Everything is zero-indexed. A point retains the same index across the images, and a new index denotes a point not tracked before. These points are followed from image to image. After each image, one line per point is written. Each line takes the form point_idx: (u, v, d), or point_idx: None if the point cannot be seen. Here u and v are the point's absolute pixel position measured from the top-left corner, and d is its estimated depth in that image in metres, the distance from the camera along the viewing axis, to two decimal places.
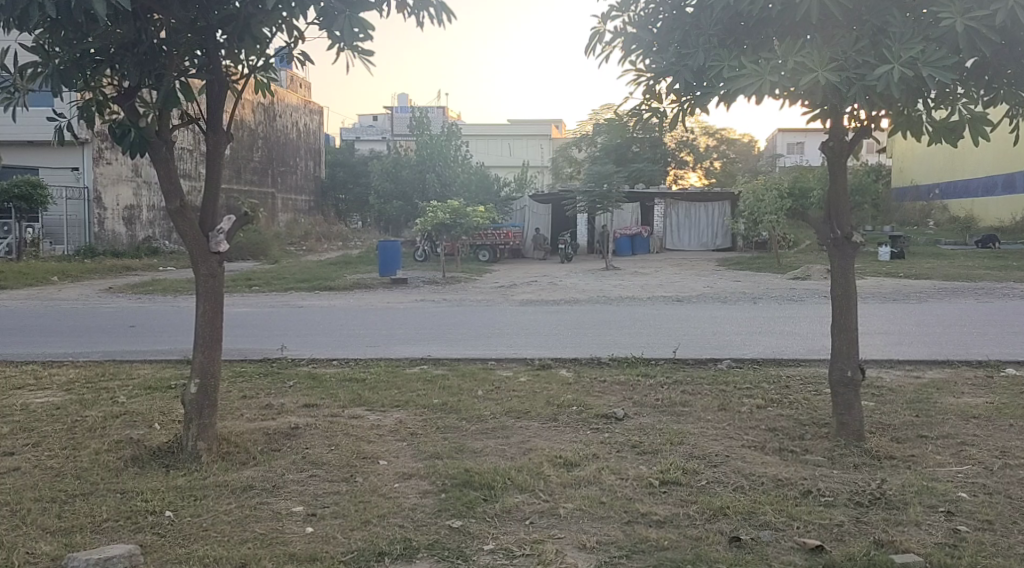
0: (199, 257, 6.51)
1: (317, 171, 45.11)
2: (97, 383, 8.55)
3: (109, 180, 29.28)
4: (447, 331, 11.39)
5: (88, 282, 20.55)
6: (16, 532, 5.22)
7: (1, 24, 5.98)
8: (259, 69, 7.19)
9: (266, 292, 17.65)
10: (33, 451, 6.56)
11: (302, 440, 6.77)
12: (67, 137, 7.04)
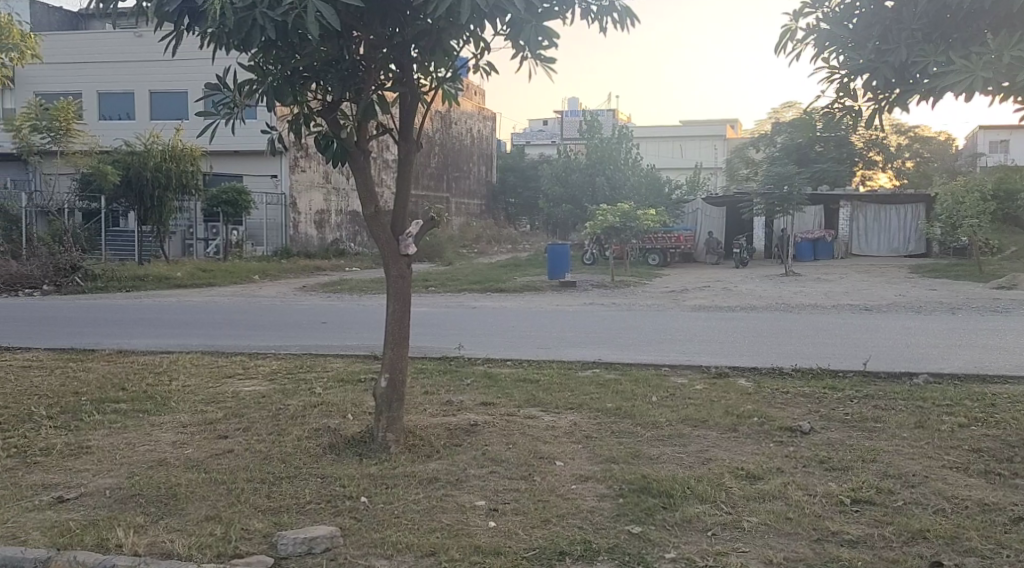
0: (390, 257, 6.80)
1: (489, 176, 45.99)
2: (296, 375, 9.08)
3: (302, 186, 30.98)
4: (620, 336, 11.38)
5: (283, 281, 21.79)
6: (232, 509, 5.63)
7: (223, 45, 6.43)
8: (446, 80, 7.44)
9: (441, 293, 18.17)
10: (243, 435, 7.03)
11: (481, 436, 6.94)
12: (277, 147, 7.53)
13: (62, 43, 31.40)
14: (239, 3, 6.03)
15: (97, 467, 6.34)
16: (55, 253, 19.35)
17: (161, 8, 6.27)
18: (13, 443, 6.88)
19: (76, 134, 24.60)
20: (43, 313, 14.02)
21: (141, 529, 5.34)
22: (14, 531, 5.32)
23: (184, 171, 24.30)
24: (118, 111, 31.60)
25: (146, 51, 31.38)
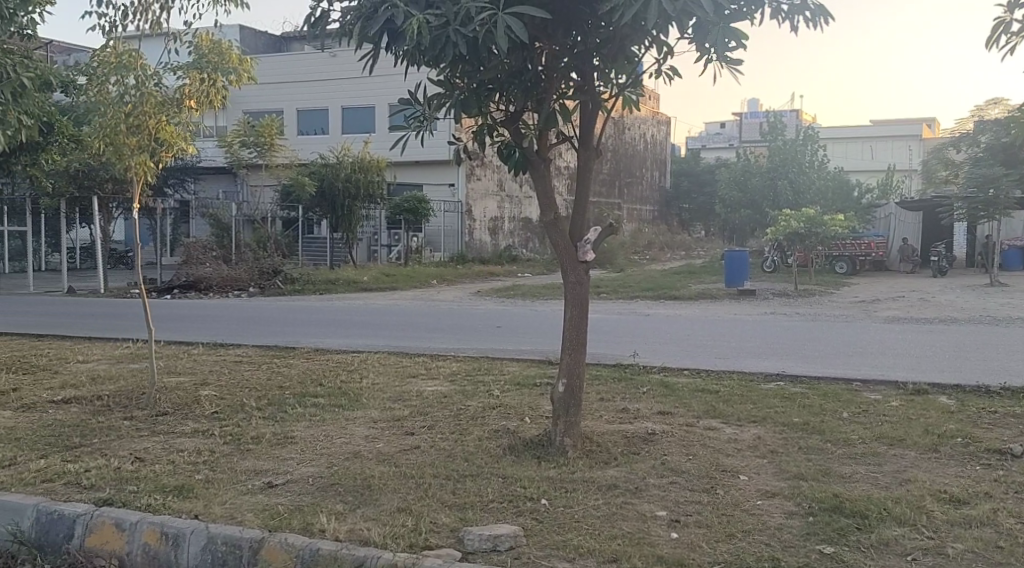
0: (568, 264, 6.88)
1: (663, 181, 45.57)
2: (474, 377, 9.32)
3: (478, 194, 31.78)
4: (804, 348, 11.06)
5: (460, 286, 22.39)
6: (421, 502, 5.89)
7: (418, 61, 6.70)
8: (628, 88, 7.44)
9: (614, 299, 18.22)
10: (428, 433, 7.29)
11: (659, 446, 6.93)
12: (463, 157, 7.75)
13: (269, 65, 33.56)
14: (433, 22, 6.30)
15: (300, 457, 6.78)
16: (259, 258, 20.77)
17: (363, 30, 6.63)
18: (228, 430, 7.43)
19: (279, 148, 26.16)
20: (246, 313, 14.98)
21: (340, 516, 5.67)
22: (231, 512, 5.76)
23: (371, 181, 25.67)
24: (313, 127, 33.53)
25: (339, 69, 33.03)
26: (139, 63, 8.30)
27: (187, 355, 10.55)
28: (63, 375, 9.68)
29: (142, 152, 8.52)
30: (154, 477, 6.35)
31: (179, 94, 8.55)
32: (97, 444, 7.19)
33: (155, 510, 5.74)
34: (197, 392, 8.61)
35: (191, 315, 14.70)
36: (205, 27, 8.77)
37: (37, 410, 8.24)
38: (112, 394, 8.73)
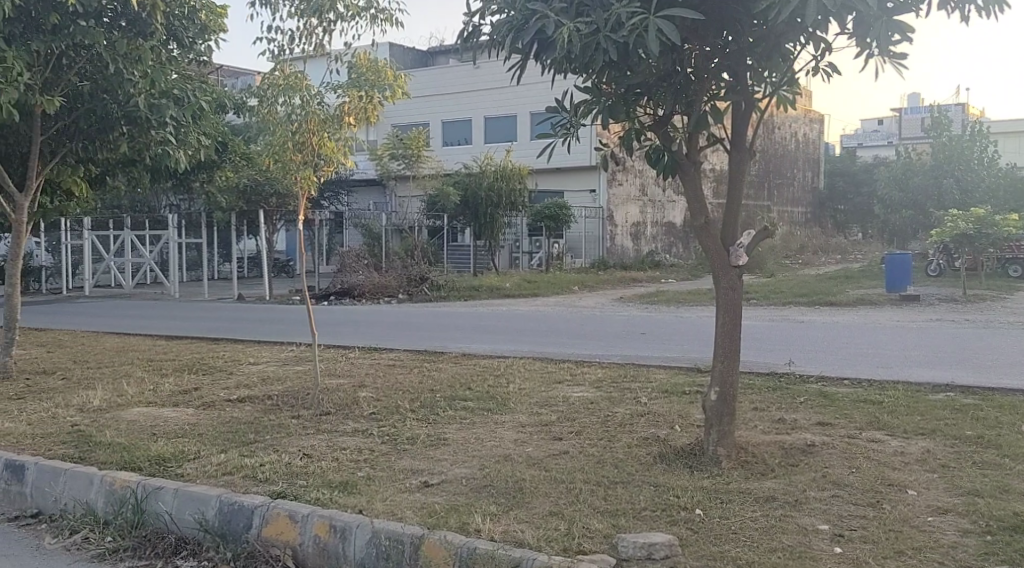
0: (721, 269, 6.71)
1: (815, 182, 44.12)
2: (622, 383, 9.25)
3: (620, 200, 31.75)
4: (975, 357, 10.48)
5: (604, 291, 22.30)
6: (573, 507, 5.88)
7: (566, 69, 6.68)
8: (783, 87, 7.20)
9: (766, 305, 17.79)
10: (576, 438, 7.27)
11: (819, 458, 6.69)
12: (610, 163, 7.69)
13: (422, 78, 34.55)
14: (583, 29, 6.25)
15: (454, 458, 6.91)
16: (408, 266, 21.29)
17: (513, 43, 6.62)
18: (385, 431, 7.65)
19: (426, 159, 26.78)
20: (401, 318, 15.39)
21: (495, 518, 5.76)
22: (392, 508, 5.96)
23: (513, 189, 25.77)
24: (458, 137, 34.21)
25: (483, 78, 33.50)
26: (304, 84, 8.78)
27: (344, 358, 10.91)
28: (237, 375, 10.17)
29: (306, 166, 9.05)
30: (320, 473, 6.66)
31: (339, 112, 9.00)
32: (268, 440, 7.55)
33: (324, 504, 6.01)
34: (356, 394, 8.88)
35: (348, 320, 15.19)
36: (363, 46, 9.05)
37: (215, 407, 8.71)
38: (280, 393, 9.12)
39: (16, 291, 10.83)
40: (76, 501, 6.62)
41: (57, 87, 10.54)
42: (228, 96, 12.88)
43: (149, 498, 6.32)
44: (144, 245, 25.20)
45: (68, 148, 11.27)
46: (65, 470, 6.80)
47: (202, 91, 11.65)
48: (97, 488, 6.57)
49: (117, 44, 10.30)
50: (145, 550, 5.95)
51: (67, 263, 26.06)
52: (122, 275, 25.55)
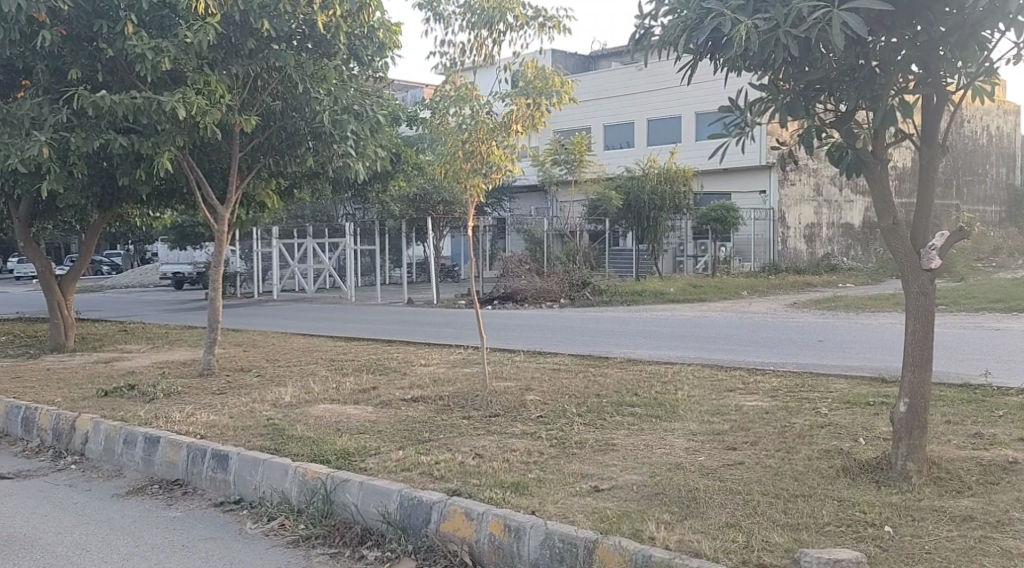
0: (910, 273, 6.31)
1: (1011, 179, 41.22)
2: (799, 392, 8.89)
3: (793, 200, 30.87)
4: None
5: (775, 297, 21.64)
6: (750, 520, 5.66)
7: (743, 67, 6.42)
8: (980, 78, 6.69)
9: (957, 310, 16.78)
10: (752, 449, 7.02)
11: (1023, 476, 6.20)
12: (788, 163, 7.32)
13: (590, 82, 34.62)
14: (762, 26, 5.98)
15: (623, 464, 6.80)
16: (569, 271, 21.38)
17: (686, 43, 6.42)
18: (554, 434, 7.62)
19: (588, 163, 26.65)
20: (569, 322, 15.37)
21: (669, 526, 5.63)
22: (565, 512, 5.94)
23: (677, 191, 25.77)
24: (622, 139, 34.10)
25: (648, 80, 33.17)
26: (474, 94, 8.94)
27: (512, 361, 10.98)
28: (411, 375, 10.42)
29: (476, 173, 9.17)
30: (493, 473, 6.73)
31: (506, 120, 9.02)
32: (442, 439, 7.67)
33: (498, 503, 6.10)
34: (523, 397, 8.90)
35: (518, 324, 15.29)
36: (531, 54, 9.01)
37: (392, 406, 8.93)
38: (452, 394, 9.26)
39: (218, 294, 11.50)
40: (273, 490, 6.97)
41: (253, 106, 11.30)
42: (403, 109, 13.22)
43: (338, 489, 6.62)
44: (323, 252, 26.35)
45: (261, 162, 11.96)
46: (264, 461, 7.15)
47: (379, 105, 12.09)
48: (291, 478, 6.90)
49: (305, 63, 10.96)
50: (335, 538, 6.30)
51: (257, 269, 27.66)
52: (304, 281, 26.81)
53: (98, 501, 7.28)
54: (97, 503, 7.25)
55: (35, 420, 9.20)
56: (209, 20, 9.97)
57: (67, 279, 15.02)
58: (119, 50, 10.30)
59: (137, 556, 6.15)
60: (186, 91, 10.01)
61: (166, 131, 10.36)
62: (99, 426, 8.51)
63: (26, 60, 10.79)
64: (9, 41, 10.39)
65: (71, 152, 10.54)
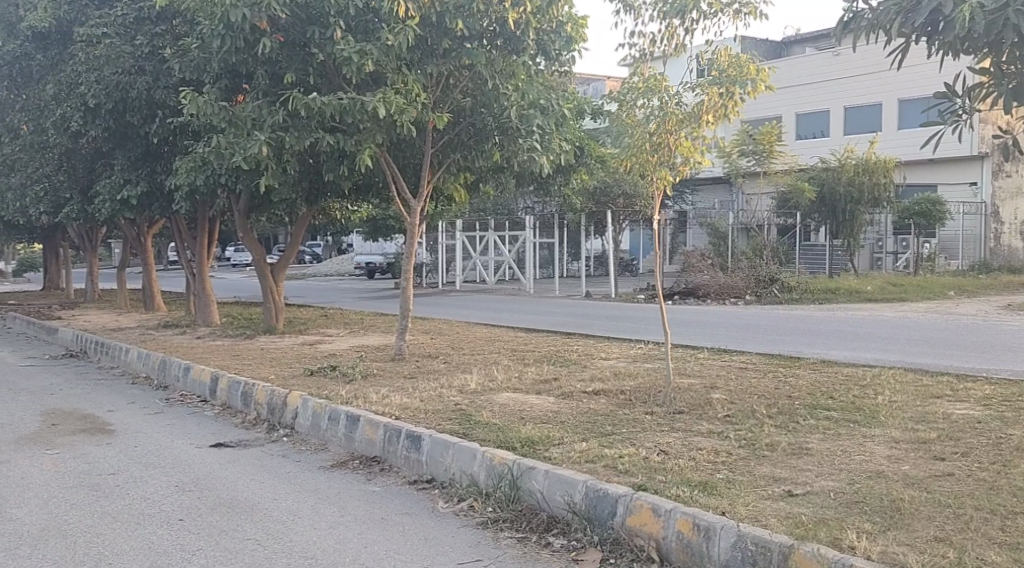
0: None
1: None
2: (1015, 402, 8.22)
3: (1009, 194, 29.01)
4: None
5: (984, 298, 20.20)
6: (963, 535, 5.26)
7: (966, 48, 5.80)
8: None
9: None
10: (963, 461, 6.53)
11: None
12: (1012, 153, 6.57)
13: (784, 70, 33.61)
14: (989, 4, 5.38)
15: (819, 470, 6.48)
16: (756, 267, 20.68)
17: (900, 28, 5.76)
18: (743, 435, 7.36)
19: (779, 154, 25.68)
20: (756, 321, 14.90)
21: (871, 536, 5.31)
22: (757, 514, 5.72)
23: (878, 184, 24.48)
24: (815, 129, 32.91)
25: (845, 67, 31.94)
26: (663, 85, 8.73)
27: (696, 358, 10.72)
28: (591, 369, 10.34)
29: (662, 166, 8.92)
30: (679, 470, 6.57)
31: (697, 111, 8.75)
32: (626, 433, 7.55)
33: (686, 501, 5.94)
34: (709, 395, 8.66)
35: (703, 321, 14.95)
36: (725, 42, 8.80)
37: (573, 398, 8.89)
38: (634, 388, 9.13)
39: (408, 284, 11.79)
40: (463, 472, 7.07)
41: (445, 104, 11.56)
42: (589, 101, 13.13)
43: (524, 476, 6.64)
44: (505, 244, 26.73)
45: (451, 158, 12.17)
46: (454, 444, 7.26)
47: (565, 100, 12.11)
48: (480, 463, 6.96)
49: (495, 60, 11.13)
50: (522, 523, 6.35)
51: (442, 260, 28.39)
52: (485, 272, 27.31)
53: (305, 471, 7.63)
54: (306, 472, 7.60)
55: (251, 395, 9.71)
56: (410, 22, 10.31)
57: (278, 266, 15.85)
58: (329, 54, 10.77)
59: (341, 525, 6.42)
60: (386, 91, 10.34)
61: (368, 130, 10.76)
62: (308, 402, 8.89)
63: (247, 65, 11.38)
64: (232, 48, 11.01)
65: (286, 150, 11.14)
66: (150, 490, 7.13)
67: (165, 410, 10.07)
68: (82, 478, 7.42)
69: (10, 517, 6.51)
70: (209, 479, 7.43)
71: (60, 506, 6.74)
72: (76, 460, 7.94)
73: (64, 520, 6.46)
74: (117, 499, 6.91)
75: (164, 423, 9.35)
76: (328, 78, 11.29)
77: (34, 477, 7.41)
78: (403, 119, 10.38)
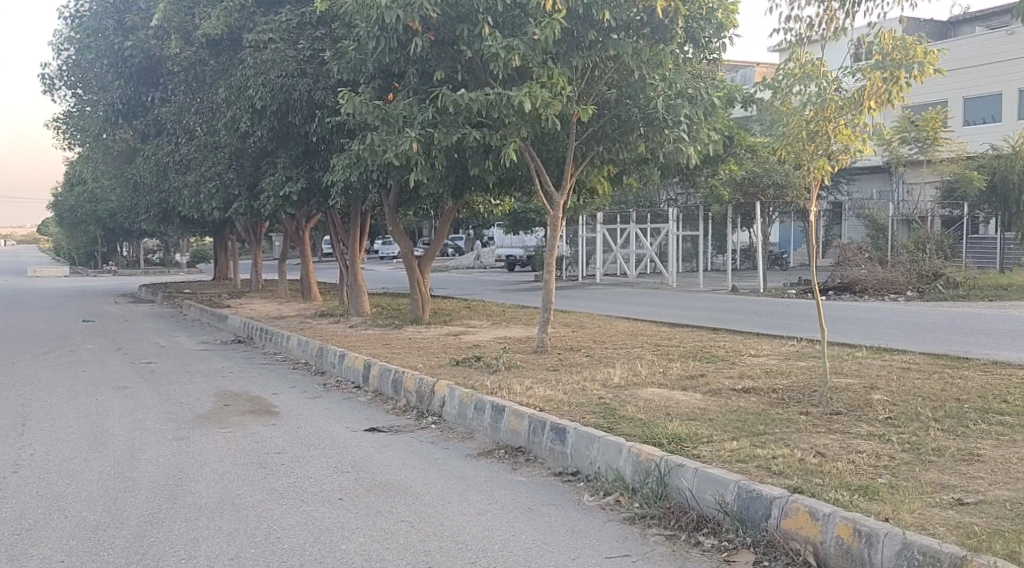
0: None
1: None
2: None
3: None
4: None
5: None
6: None
7: None
8: None
9: None
10: None
11: None
12: None
13: (953, 51, 31.95)
14: None
15: (992, 478, 6.06)
16: (919, 260, 19.78)
17: None
18: (906, 438, 6.97)
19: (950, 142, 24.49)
20: (916, 318, 14.17)
21: None
22: (924, 522, 5.39)
23: None
24: (985, 114, 31.19)
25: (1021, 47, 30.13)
26: (822, 70, 8.34)
27: (854, 357, 10.25)
28: (740, 366, 10.03)
29: (820, 154, 8.50)
30: (838, 473, 6.27)
31: (858, 96, 8.34)
32: (779, 433, 7.27)
33: (846, 506, 5.66)
34: (868, 396, 8.25)
35: (860, 317, 14.33)
36: (888, 24, 8.32)
37: (722, 395, 8.64)
38: (786, 387, 8.79)
39: (551, 276, 11.73)
40: (608, 466, 6.96)
41: (591, 96, 11.46)
42: (738, 89, 12.71)
43: (672, 473, 6.47)
44: (647, 238, 26.38)
45: (595, 150, 12.04)
46: (600, 438, 7.16)
47: (714, 88, 11.77)
48: (626, 457, 6.84)
49: (642, 50, 10.94)
50: (670, 521, 6.18)
51: (583, 253, 28.28)
52: (626, 265, 27.04)
53: (453, 458, 7.69)
54: (455, 459, 7.65)
55: (401, 383, 9.87)
56: (556, 15, 10.26)
57: (424, 259, 16.11)
58: (477, 50, 10.87)
59: (491, 512, 6.43)
60: (532, 85, 10.31)
61: (513, 124, 10.77)
62: (454, 391, 8.97)
63: (400, 64, 11.58)
64: (386, 48, 11.21)
65: (435, 146, 11.28)
66: (312, 469, 7.32)
67: (322, 395, 10.36)
68: (253, 456, 7.69)
69: (190, 490, 6.80)
70: (366, 461, 7.58)
71: (234, 481, 7.01)
72: (246, 439, 8.24)
73: (237, 494, 6.70)
74: (283, 477, 7.13)
75: (322, 407, 9.62)
76: (476, 74, 11.37)
77: (210, 454, 7.73)
78: (549, 113, 10.33)
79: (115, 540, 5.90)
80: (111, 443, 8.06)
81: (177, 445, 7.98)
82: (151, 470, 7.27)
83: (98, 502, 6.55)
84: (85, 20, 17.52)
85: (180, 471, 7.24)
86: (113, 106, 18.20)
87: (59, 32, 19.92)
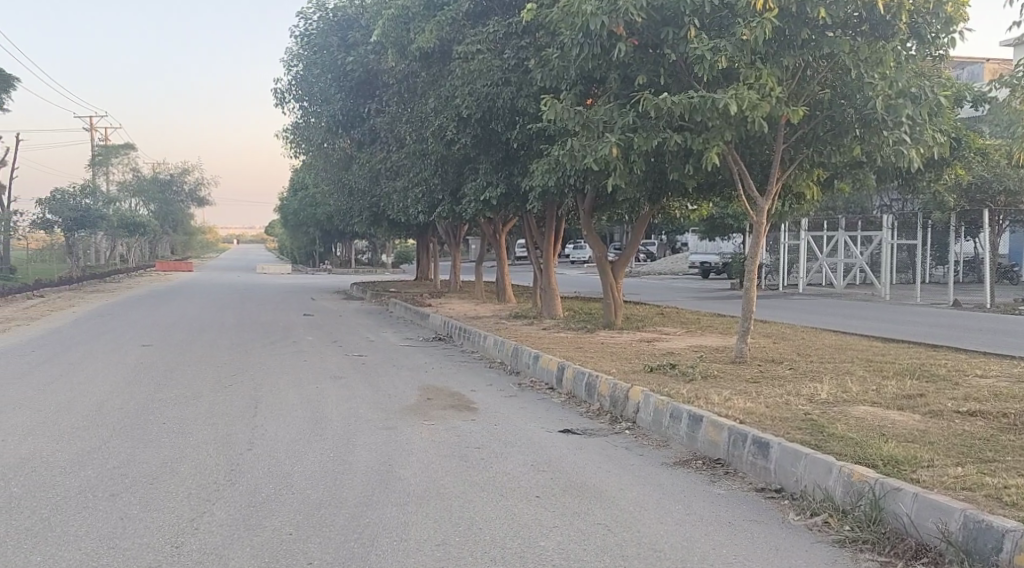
0: None
1: None
2: None
3: None
4: None
5: None
6: None
7: None
8: None
9: None
10: None
11: None
12: None
13: None
14: None
15: None
16: None
17: None
18: None
19: None
20: None
21: None
22: None
23: None
24: None
25: None
26: None
27: None
28: (964, 387, 9.28)
29: None
30: None
31: None
32: (1010, 462, 6.64)
33: None
34: None
35: None
36: None
37: (943, 417, 8.01)
38: (1018, 412, 8.04)
39: (752, 284, 11.28)
40: (817, 486, 6.57)
41: (801, 97, 10.95)
42: (968, 86, 11.85)
43: (888, 496, 6.02)
44: (857, 246, 25.08)
45: (804, 153, 11.51)
46: (807, 455, 6.77)
47: (941, 86, 10.99)
48: (836, 477, 6.44)
49: (858, 48, 10.36)
50: (885, 547, 5.76)
51: (787, 261, 27.26)
52: (834, 275, 25.81)
53: (650, 466, 7.49)
54: (652, 467, 7.46)
55: (596, 386, 9.76)
56: (767, 14, 9.87)
57: (619, 263, 15.94)
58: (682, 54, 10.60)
59: (689, 523, 6.20)
60: (739, 87, 9.94)
61: (717, 128, 10.42)
62: (650, 398, 8.77)
63: (604, 70, 11.50)
64: (589, 55, 11.16)
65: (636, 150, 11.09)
66: (511, 465, 7.33)
67: (518, 394, 10.41)
68: (455, 448, 7.79)
69: (401, 476, 6.95)
70: (563, 462, 7.51)
71: (441, 471, 7.11)
72: (449, 432, 8.36)
73: (443, 484, 6.79)
74: (485, 471, 7.17)
75: (519, 406, 9.65)
76: (680, 78, 11.12)
77: (416, 443, 7.89)
78: (756, 116, 9.92)
79: (335, 518, 6.10)
80: (330, 427, 8.40)
81: (386, 433, 8.21)
82: (366, 455, 7.49)
83: (320, 481, 6.81)
84: (314, 38, 18.65)
85: (392, 459, 7.42)
86: (334, 116, 19.15)
87: (289, 48, 21.20)
